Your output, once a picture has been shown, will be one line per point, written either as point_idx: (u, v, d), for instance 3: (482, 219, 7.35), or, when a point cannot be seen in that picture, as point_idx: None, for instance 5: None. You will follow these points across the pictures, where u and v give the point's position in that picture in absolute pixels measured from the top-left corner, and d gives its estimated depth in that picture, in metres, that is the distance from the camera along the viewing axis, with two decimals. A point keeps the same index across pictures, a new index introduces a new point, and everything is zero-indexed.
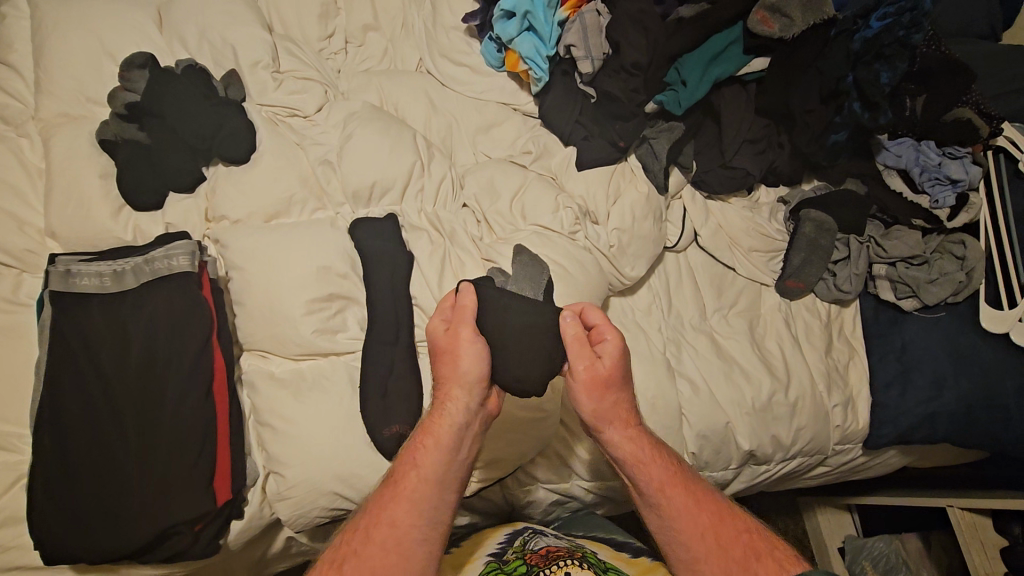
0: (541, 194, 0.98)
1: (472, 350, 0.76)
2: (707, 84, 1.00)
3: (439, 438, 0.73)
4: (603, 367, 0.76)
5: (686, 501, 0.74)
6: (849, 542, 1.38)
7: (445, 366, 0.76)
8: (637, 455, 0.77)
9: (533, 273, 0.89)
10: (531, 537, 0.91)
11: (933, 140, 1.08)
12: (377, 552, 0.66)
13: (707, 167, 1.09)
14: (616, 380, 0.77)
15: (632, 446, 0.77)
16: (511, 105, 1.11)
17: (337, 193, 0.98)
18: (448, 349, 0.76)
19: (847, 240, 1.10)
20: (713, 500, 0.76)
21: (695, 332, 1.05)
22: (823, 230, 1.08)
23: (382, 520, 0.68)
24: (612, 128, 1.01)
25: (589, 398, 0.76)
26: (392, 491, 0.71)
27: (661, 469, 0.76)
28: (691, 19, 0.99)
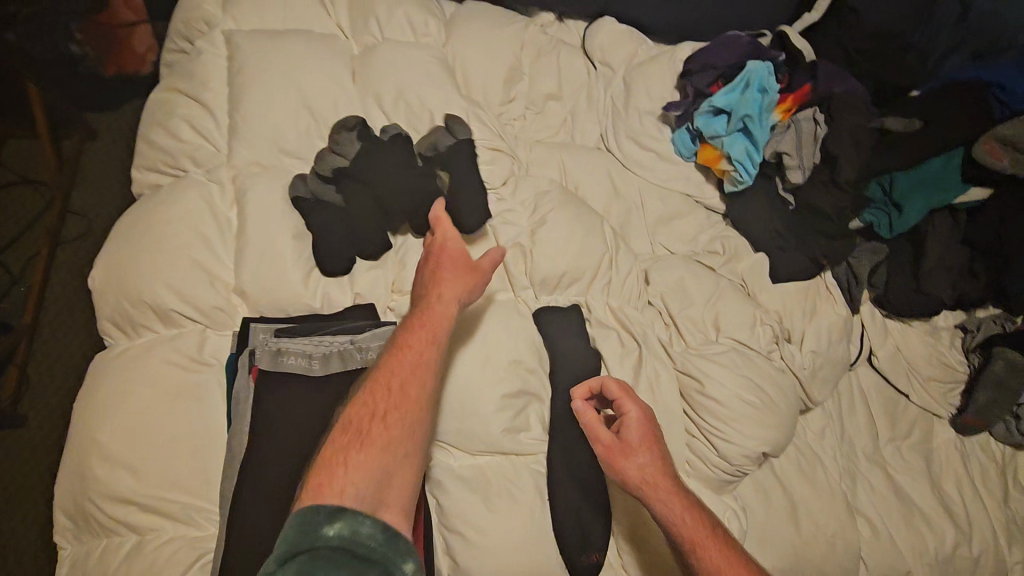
0: (737, 306, 0.93)
1: (469, 286, 0.75)
2: (922, 210, 0.97)
3: (413, 357, 0.68)
4: (641, 427, 0.78)
5: (718, 555, 0.72)
6: None
7: (464, 270, 0.75)
8: (672, 509, 0.74)
9: (739, 399, 0.85)
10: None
11: None
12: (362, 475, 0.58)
13: (899, 290, 1.02)
14: (649, 440, 0.78)
15: (678, 511, 0.74)
16: (695, 197, 1.06)
17: (522, 276, 0.93)
18: (461, 265, 0.75)
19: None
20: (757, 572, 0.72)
21: (872, 463, 0.99)
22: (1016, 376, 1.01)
23: (395, 387, 0.65)
24: (814, 243, 0.98)
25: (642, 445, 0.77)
26: (354, 432, 0.62)
27: (695, 525, 0.73)
28: (900, 132, 1.00)
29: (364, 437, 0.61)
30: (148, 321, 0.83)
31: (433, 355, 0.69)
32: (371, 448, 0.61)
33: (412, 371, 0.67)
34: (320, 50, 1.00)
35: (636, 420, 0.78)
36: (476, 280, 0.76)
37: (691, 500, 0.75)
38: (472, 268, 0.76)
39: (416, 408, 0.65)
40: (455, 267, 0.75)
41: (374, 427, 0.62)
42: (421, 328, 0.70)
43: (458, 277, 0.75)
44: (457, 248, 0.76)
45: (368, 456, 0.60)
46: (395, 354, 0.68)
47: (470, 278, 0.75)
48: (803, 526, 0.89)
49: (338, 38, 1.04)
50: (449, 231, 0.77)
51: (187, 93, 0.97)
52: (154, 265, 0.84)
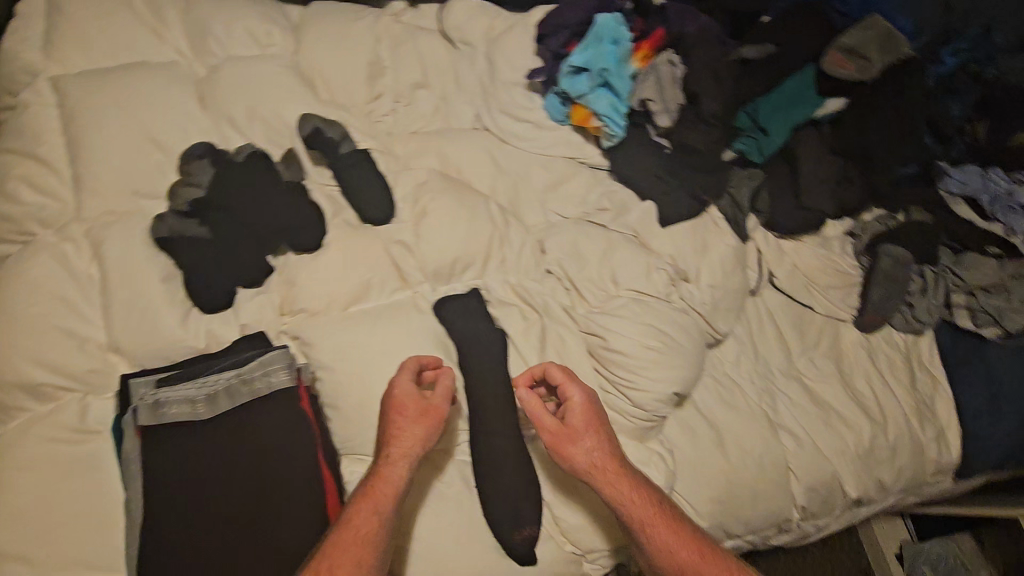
0: (631, 257, 0.94)
1: (425, 425, 0.76)
2: (785, 129, 1.00)
3: (368, 523, 0.69)
4: (583, 414, 0.80)
5: (672, 540, 0.74)
6: (907, 548, 1.30)
7: (419, 423, 0.76)
8: (627, 499, 0.76)
9: (640, 347, 0.86)
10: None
11: (998, 166, 1.09)
12: None
13: (783, 209, 1.06)
14: (597, 429, 0.80)
15: (632, 500, 0.76)
16: (578, 159, 1.07)
17: (415, 273, 0.92)
18: (415, 413, 0.76)
19: (916, 273, 1.09)
20: (708, 548, 0.74)
21: (787, 377, 1.04)
22: (894, 269, 1.08)
23: (348, 538, 0.67)
24: (692, 181, 1.00)
25: (587, 432, 0.79)
26: None
27: (645, 508, 0.75)
28: (759, 60, 1.02)
29: None
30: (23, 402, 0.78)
31: (384, 521, 0.69)
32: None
33: (361, 536, 0.68)
34: (157, 79, 0.94)
35: (580, 410, 0.80)
36: (430, 425, 0.76)
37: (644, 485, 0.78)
38: (428, 408, 0.77)
39: (366, 565, 0.66)
40: (412, 416, 0.76)
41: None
42: (377, 488, 0.71)
43: (410, 424, 0.75)
44: (417, 398, 0.77)
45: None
46: (354, 509, 0.70)
47: (422, 426, 0.76)
48: (729, 451, 0.93)
49: (178, 64, 0.99)
50: (403, 375, 0.78)
51: (19, 151, 0.90)
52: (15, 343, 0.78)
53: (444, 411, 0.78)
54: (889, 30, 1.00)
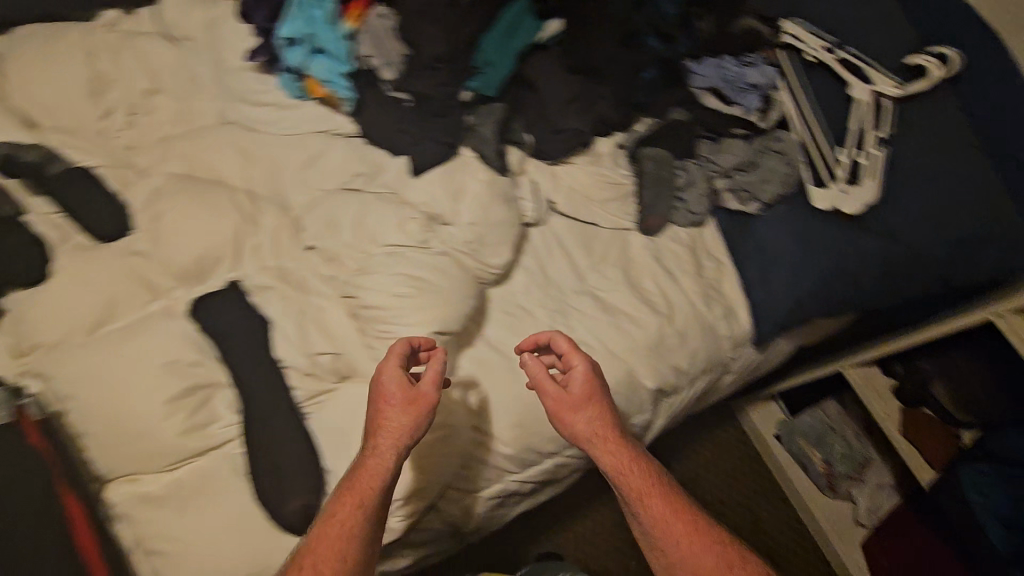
0: (383, 213, 0.94)
1: (408, 414, 0.76)
2: (511, 60, 1.01)
3: (338, 525, 0.70)
4: (587, 377, 0.87)
5: (663, 499, 0.80)
6: (783, 426, 1.62)
7: (399, 414, 0.76)
8: (608, 456, 0.83)
9: (391, 295, 0.87)
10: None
11: (728, 53, 1.16)
12: None
13: (541, 136, 1.09)
14: (593, 395, 0.86)
15: (618, 458, 0.82)
16: (329, 131, 1.06)
17: (164, 280, 0.90)
18: (398, 407, 0.76)
19: (683, 168, 1.15)
20: (686, 508, 0.81)
21: (578, 294, 1.08)
22: (662, 167, 1.14)
23: (335, 529, 0.70)
24: (434, 127, 1.00)
25: (584, 404, 0.86)
26: None
27: (633, 474, 0.81)
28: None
29: None
30: None
31: (359, 512, 0.71)
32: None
33: (331, 550, 0.69)
34: None
35: (581, 378, 0.87)
36: (412, 419, 0.76)
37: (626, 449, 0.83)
38: (412, 400, 0.77)
39: (341, 571, 0.68)
40: (397, 414, 0.76)
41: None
42: (354, 488, 0.73)
43: (396, 419, 0.76)
44: (394, 388, 0.78)
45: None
46: (323, 521, 0.71)
47: (405, 421, 0.76)
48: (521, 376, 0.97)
49: None
50: (389, 369, 0.79)
51: None
52: None
53: (431, 399, 0.78)
54: None
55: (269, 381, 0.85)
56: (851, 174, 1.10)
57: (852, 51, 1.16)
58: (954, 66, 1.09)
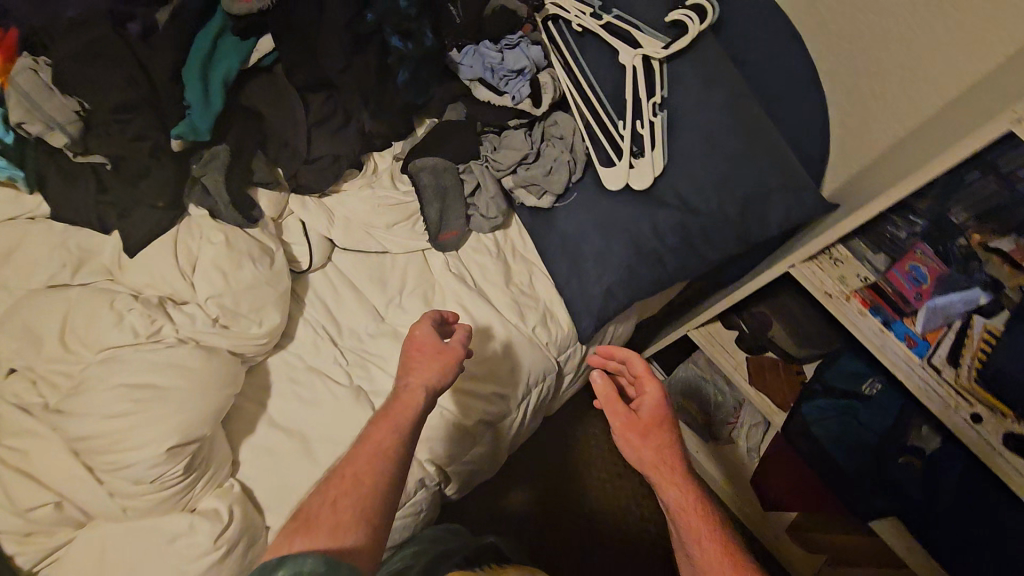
0: (91, 312, 0.77)
1: (440, 367, 0.82)
2: (219, 93, 0.84)
3: (380, 438, 0.75)
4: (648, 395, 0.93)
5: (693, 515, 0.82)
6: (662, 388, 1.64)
7: (429, 363, 0.82)
8: (673, 488, 0.84)
9: (106, 421, 0.71)
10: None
11: (489, 38, 1.06)
12: (329, 521, 0.66)
13: (292, 170, 0.94)
14: (658, 420, 0.90)
15: (675, 489, 0.84)
16: (25, 216, 0.85)
17: None
18: (427, 354, 0.83)
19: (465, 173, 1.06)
20: (738, 555, 0.78)
21: (376, 338, 0.97)
22: (444, 177, 1.03)
23: (363, 462, 0.73)
24: (141, 191, 0.83)
25: (639, 438, 0.89)
26: (307, 520, 0.68)
27: (686, 498, 0.83)
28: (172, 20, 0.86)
29: (320, 519, 0.67)
30: None
31: (393, 438, 0.75)
32: (314, 533, 0.66)
33: (352, 489, 0.70)
34: None
35: (651, 404, 0.92)
36: (430, 368, 0.82)
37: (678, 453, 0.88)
38: (440, 351, 0.84)
39: (367, 500, 0.70)
40: (422, 361, 0.83)
41: (315, 518, 0.67)
42: (393, 416, 0.77)
43: (417, 371, 0.82)
44: (419, 336, 0.86)
45: (318, 537, 0.65)
46: (359, 449, 0.74)
47: (431, 370, 0.82)
48: (320, 454, 0.87)
49: None
50: (421, 326, 0.86)
51: None
52: None
53: (456, 356, 0.84)
54: None
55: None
56: (638, 144, 1.05)
57: (616, 12, 1.10)
58: (711, 13, 1.04)
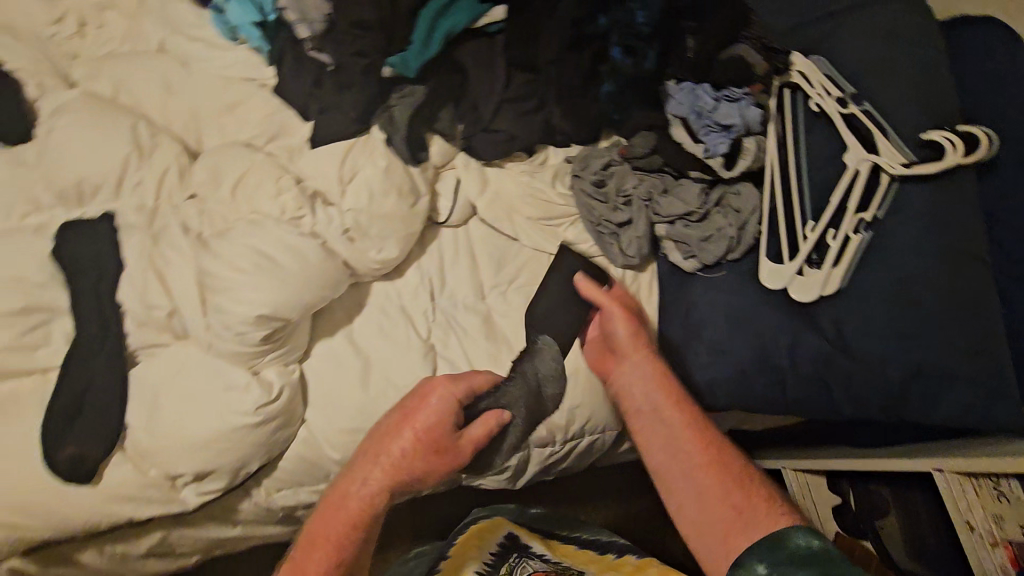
0: (262, 179, 0.90)
1: (435, 418, 0.85)
2: (438, 42, 0.92)
3: (387, 463, 0.84)
4: (633, 342, 0.93)
5: (702, 448, 0.86)
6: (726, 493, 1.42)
7: (435, 432, 0.85)
8: (678, 420, 0.88)
9: (230, 268, 0.82)
10: (518, 560, 1.04)
11: (711, 82, 0.99)
12: (327, 555, 0.82)
13: (470, 131, 0.99)
14: (665, 385, 0.90)
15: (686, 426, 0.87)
16: (257, 80, 1.01)
17: (44, 195, 0.90)
18: (434, 422, 0.85)
19: (557, 395, 0.96)
20: (746, 483, 0.83)
21: (469, 311, 0.99)
22: (523, 399, 0.93)
23: (341, 526, 0.83)
24: (345, 98, 0.94)
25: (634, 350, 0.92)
26: (312, 537, 0.83)
27: (695, 449, 0.85)
28: None
29: (319, 548, 0.82)
30: None
31: (398, 483, 0.85)
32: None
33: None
34: None
35: (649, 368, 0.91)
36: (435, 465, 0.85)
37: (697, 424, 0.87)
38: (439, 430, 0.85)
39: (343, 564, 0.82)
40: (419, 441, 0.85)
41: (314, 568, 0.81)
42: (386, 457, 0.85)
43: (433, 457, 0.85)
44: (436, 399, 0.85)
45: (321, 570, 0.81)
46: (325, 514, 0.84)
47: (446, 456, 0.86)
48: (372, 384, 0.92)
49: None
50: (441, 389, 0.86)
51: None
52: None
53: (458, 448, 0.87)
54: None
55: (101, 315, 0.84)
56: (820, 254, 0.91)
57: (869, 106, 0.95)
58: (981, 151, 0.88)
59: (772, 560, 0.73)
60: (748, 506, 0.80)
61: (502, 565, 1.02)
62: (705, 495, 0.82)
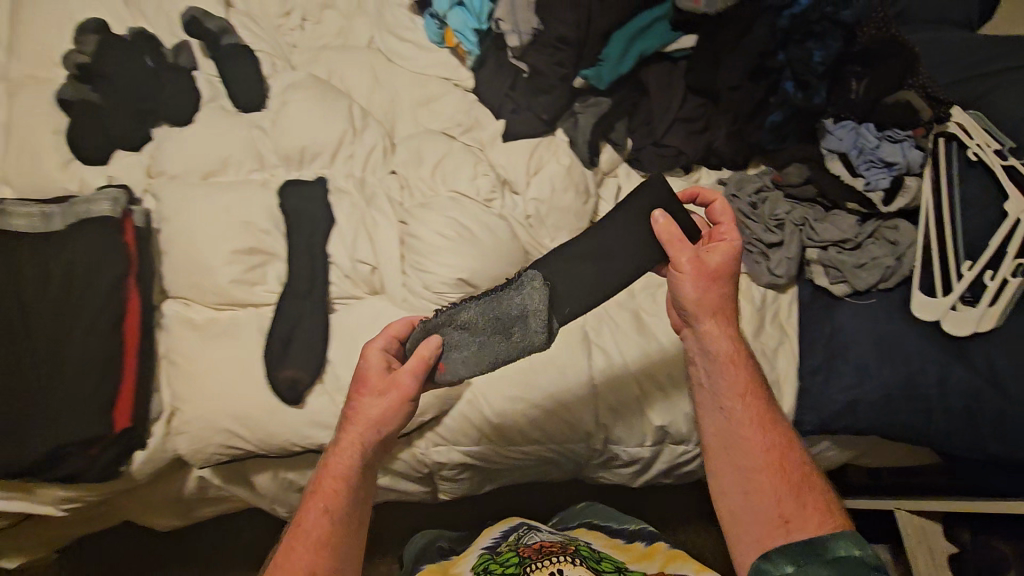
0: (461, 163, 1.00)
1: (383, 366, 0.80)
2: (631, 61, 1.02)
3: (354, 423, 0.77)
4: (703, 301, 0.78)
5: (762, 439, 0.77)
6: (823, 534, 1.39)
7: (379, 384, 0.78)
8: (730, 386, 0.79)
9: (438, 234, 0.91)
10: (526, 531, 1.10)
11: (873, 122, 1.05)
12: (310, 533, 0.72)
13: (639, 144, 1.08)
14: (733, 358, 0.79)
15: (739, 399, 0.79)
16: (452, 80, 1.14)
17: (272, 156, 1.04)
18: (375, 374, 0.79)
19: (542, 332, 0.80)
20: (798, 484, 0.75)
21: (619, 308, 1.05)
22: (493, 320, 0.81)
23: (334, 482, 0.75)
24: (539, 101, 1.05)
25: (698, 294, 0.77)
26: (310, 500, 0.75)
27: (752, 434, 0.77)
28: None
29: (309, 522, 0.73)
30: None
31: (366, 442, 0.77)
32: (303, 552, 0.71)
33: (308, 541, 0.72)
34: None
35: (723, 339, 0.79)
36: (394, 410, 0.77)
37: (747, 394, 0.79)
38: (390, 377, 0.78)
39: (335, 521, 0.74)
40: (372, 388, 0.78)
41: (304, 527, 0.73)
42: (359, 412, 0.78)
43: (380, 403, 0.77)
44: (381, 342, 0.81)
45: (307, 554, 0.71)
46: (322, 474, 0.76)
47: (392, 405, 0.77)
48: (534, 358, 0.98)
49: None
50: (378, 338, 0.81)
51: None
52: None
53: (410, 386, 0.77)
54: None
55: (312, 262, 0.95)
56: (974, 292, 0.95)
57: None
58: None
59: (805, 567, 0.69)
60: (795, 508, 0.73)
61: (504, 546, 1.07)
62: (759, 491, 0.75)
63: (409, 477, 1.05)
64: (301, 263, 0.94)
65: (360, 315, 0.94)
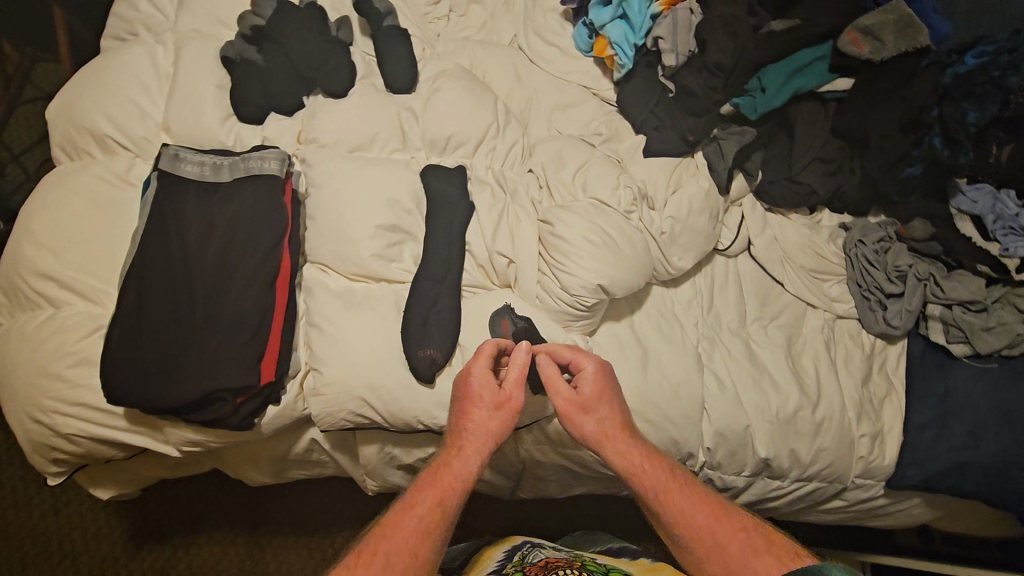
0: (603, 172, 1.02)
1: (491, 390, 0.82)
2: (786, 95, 1.03)
3: (465, 445, 0.81)
4: (586, 403, 0.83)
5: (706, 517, 0.79)
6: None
7: (489, 406, 0.82)
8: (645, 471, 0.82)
9: (582, 238, 0.93)
10: (530, 550, 0.99)
11: (1013, 189, 1.02)
12: (400, 550, 0.73)
13: (773, 178, 1.10)
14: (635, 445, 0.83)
15: (656, 479, 0.81)
16: (592, 89, 1.16)
17: (415, 139, 1.05)
18: (484, 395, 0.82)
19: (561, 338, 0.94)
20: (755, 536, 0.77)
21: (732, 336, 1.06)
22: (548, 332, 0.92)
23: (447, 482, 0.79)
24: (685, 122, 1.06)
25: (587, 405, 0.83)
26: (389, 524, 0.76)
27: (689, 510, 0.79)
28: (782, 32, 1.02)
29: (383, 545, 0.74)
30: (90, 148, 1.01)
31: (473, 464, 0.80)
32: (405, 544, 0.74)
33: (410, 535, 0.75)
34: None
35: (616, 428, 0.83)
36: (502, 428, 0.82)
37: (666, 468, 0.82)
38: (502, 398, 0.83)
39: (427, 537, 0.75)
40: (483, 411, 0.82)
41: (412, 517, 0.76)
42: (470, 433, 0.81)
43: (484, 420, 0.82)
44: (483, 363, 0.83)
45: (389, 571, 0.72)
46: (430, 477, 0.79)
47: (499, 424, 0.82)
48: (649, 372, 0.98)
49: None
50: (477, 359, 0.83)
51: None
52: (98, 100, 1.01)
53: (518, 406, 0.83)
54: (910, 16, 0.98)
55: (449, 247, 0.96)
56: None
57: None
58: None
59: None
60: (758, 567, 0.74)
61: (510, 565, 0.95)
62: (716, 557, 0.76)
63: (499, 470, 1.06)
64: (439, 245, 0.95)
65: (488, 310, 0.94)
